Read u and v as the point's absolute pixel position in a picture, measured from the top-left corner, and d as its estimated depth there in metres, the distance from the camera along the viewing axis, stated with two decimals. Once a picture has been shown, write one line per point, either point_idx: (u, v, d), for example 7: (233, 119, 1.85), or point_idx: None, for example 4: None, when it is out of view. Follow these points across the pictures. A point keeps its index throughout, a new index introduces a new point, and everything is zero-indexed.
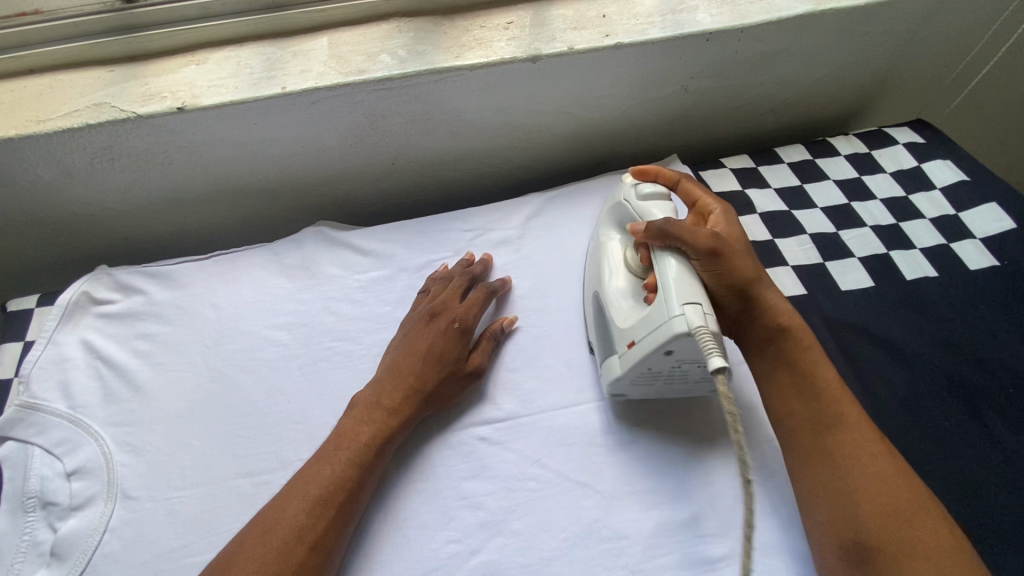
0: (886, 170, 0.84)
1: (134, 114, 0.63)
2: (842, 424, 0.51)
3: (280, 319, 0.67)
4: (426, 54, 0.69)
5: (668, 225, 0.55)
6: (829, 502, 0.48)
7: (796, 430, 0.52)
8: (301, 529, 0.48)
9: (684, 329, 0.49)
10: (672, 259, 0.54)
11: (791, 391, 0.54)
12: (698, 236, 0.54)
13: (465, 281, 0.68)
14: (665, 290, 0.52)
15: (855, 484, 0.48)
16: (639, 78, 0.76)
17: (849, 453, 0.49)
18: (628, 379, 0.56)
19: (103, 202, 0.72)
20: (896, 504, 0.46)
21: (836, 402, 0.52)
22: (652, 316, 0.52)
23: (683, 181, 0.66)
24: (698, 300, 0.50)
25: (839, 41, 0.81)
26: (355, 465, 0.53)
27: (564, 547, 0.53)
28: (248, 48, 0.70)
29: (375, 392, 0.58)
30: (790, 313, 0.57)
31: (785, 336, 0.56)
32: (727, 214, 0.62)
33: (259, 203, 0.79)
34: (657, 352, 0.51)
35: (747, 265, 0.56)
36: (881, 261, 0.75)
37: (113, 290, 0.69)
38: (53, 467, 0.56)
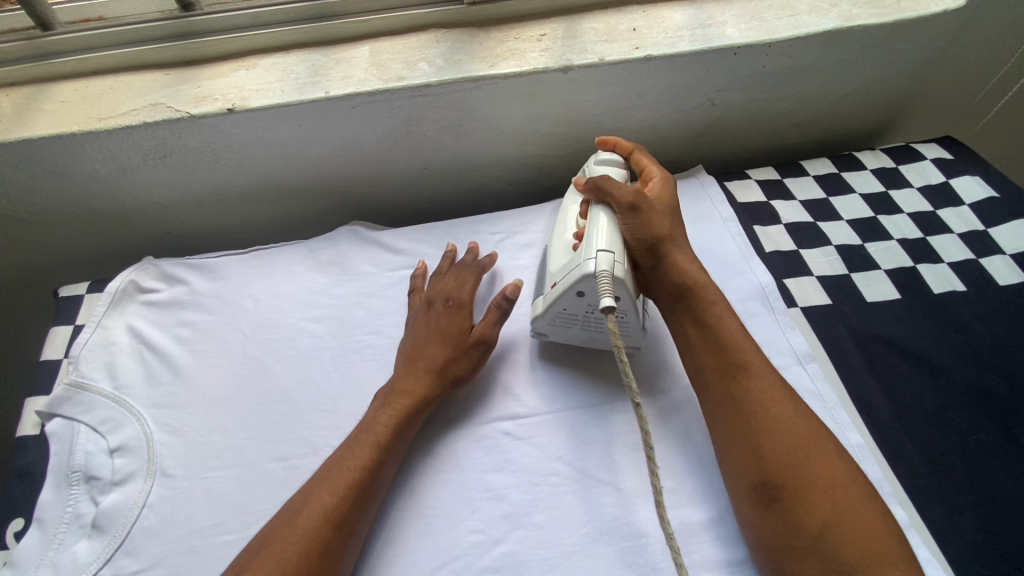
0: (913, 185, 0.84)
1: (188, 114, 0.67)
2: (743, 372, 0.54)
3: (315, 312, 0.70)
4: (462, 63, 0.72)
5: (601, 182, 0.64)
6: (739, 447, 0.51)
7: (707, 380, 0.56)
8: (326, 511, 0.50)
9: (592, 269, 0.57)
10: (602, 212, 0.62)
11: (699, 343, 0.58)
12: (622, 192, 0.63)
13: (453, 269, 0.70)
14: (591, 237, 0.60)
15: (758, 427, 0.51)
16: (667, 90, 0.78)
17: (752, 400, 0.53)
18: (547, 319, 0.63)
19: (152, 196, 0.76)
20: (792, 441, 0.50)
21: (740, 351, 0.55)
22: (571, 262, 0.60)
23: (638, 152, 0.72)
24: (612, 252, 0.58)
25: (867, 57, 0.82)
26: (377, 447, 0.55)
27: (585, 543, 0.54)
28: (294, 55, 0.74)
29: (392, 380, 0.61)
30: (697, 272, 0.61)
31: (694, 292, 0.60)
32: (664, 181, 0.67)
33: (297, 202, 0.82)
34: (570, 290, 0.59)
35: (659, 222, 0.63)
36: (907, 273, 0.74)
37: (158, 280, 0.72)
38: (97, 443, 0.59)
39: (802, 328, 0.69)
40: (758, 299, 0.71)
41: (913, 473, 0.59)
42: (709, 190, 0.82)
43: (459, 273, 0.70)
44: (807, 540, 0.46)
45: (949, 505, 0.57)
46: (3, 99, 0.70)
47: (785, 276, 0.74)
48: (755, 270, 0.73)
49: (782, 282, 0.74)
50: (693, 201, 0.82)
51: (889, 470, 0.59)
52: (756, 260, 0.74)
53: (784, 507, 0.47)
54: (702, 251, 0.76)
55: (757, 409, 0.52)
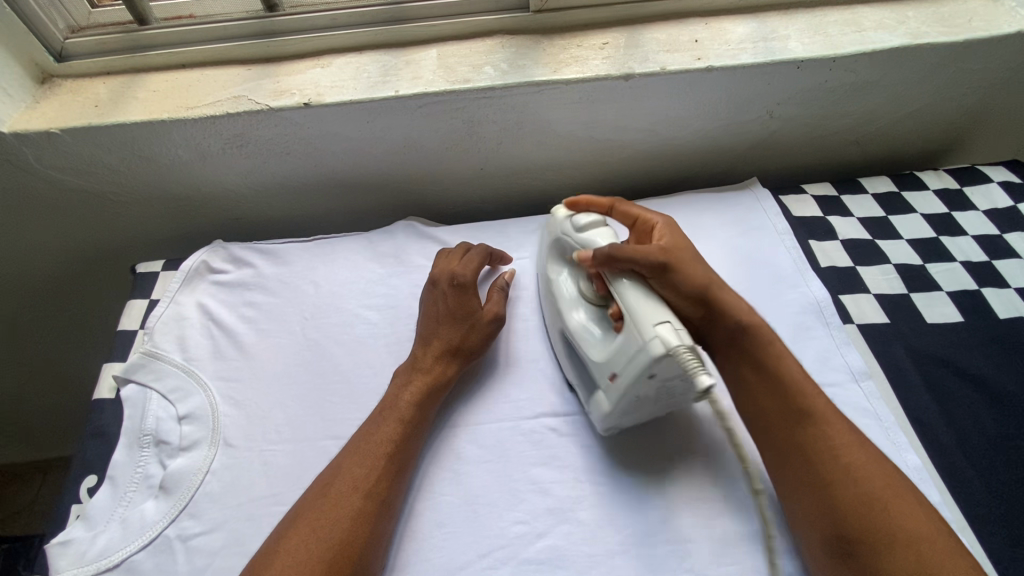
0: (978, 207, 0.82)
1: (267, 107, 0.71)
2: (811, 419, 0.53)
3: (372, 300, 0.72)
4: (526, 68, 0.74)
5: (613, 250, 0.57)
6: (808, 497, 0.51)
7: (768, 427, 0.55)
8: (356, 481, 0.53)
9: (662, 350, 0.50)
10: (630, 284, 0.56)
11: (759, 389, 0.56)
12: (648, 254, 0.58)
13: (458, 250, 0.72)
14: (631, 318, 0.53)
15: (829, 480, 0.50)
16: (725, 102, 0.79)
17: (822, 449, 0.52)
18: (618, 413, 0.56)
19: (224, 183, 0.81)
20: (871, 492, 0.49)
21: (804, 397, 0.54)
22: (626, 346, 0.53)
23: (618, 205, 0.69)
24: (668, 319, 0.52)
25: (935, 76, 0.80)
26: (401, 421, 0.58)
27: (631, 543, 0.54)
28: (366, 56, 0.77)
29: (411, 360, 0.64)
30: (749, 311, 0.59)
31: (749, 336, 0.58)
32: (669, 226, 0.65)
33: (357, 196, 0.86)
34: (640, 379, 0.52)
35: (695, 273, 0.59)
36: (971, 296, 0.72)
37: (227, 262, 0.76)
38: (167, 410, 0.62)
39: (857, 345, 0.68)
40: (813, 312, 0.70)
41: (973, 499, 0.57)
42: (763, 202, 0.82)
43: (463, 252, 0.72)
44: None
45: (1012, 535, 0.55)
46: (100, 86, 0.76)
47: (840, 292, 0.73)
48: (810, 284, 0.73)
49: (837, 298, 0.72)
50: (746, 213, 0.82)
51: (949, 496, 0.57)
52: (811, 274, 0.74)
53: (859, 562, 0.47)
54: (755, 262, 0.76)
55: (827, 459, 0.51)
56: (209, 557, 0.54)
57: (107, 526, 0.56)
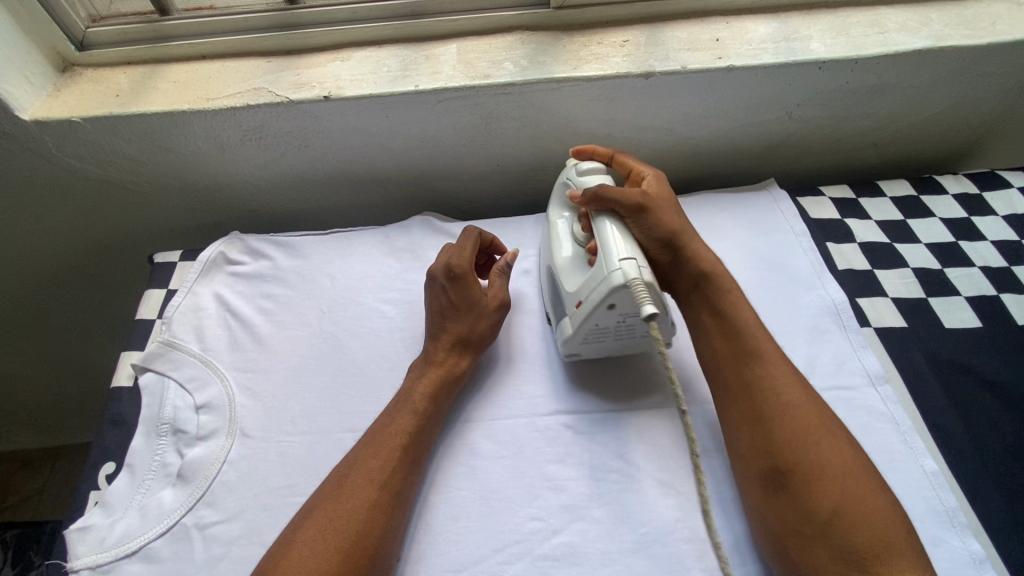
0: (998, 213, 0.81)
1: (287, 100, 0.71)
2: (756, 359, 0.56)
3: (388, 294, 0.72)
4: (546, 64, 0.74)
5: (600, 191, 0.61)
6: (749, 428, 0.54)
7: (719, 365, 0.58)
8: (371, 473, 0.54)
9: (621, 280, 0.54)
10: (609, 222, 0.60)
11: (714, 330, 0.60)
12: (626, 194, 0.61)
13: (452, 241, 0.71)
14: (604, 248, 0.57)
15: (767, 410, 0.53)
16: (744, 102, 0.79)
17: (764, 385, 0.54)
18: (578, 338, 0.61)
19: (241, 175, 0.81)
20: (804, 428, 0.51)
21: (750, 338, 0.57)
22: (592, 276, 0.58)
23: (618, 155, 0.72)
24: (633, 257, 0.55)
25: (957, 79, 0.80)
26: (415, 414, 0.59)
27: (645, 541, 0.54)
28: (386, 50, 0.77)
29: (422, 353, 0.64)
30: (711, 259, 0.63)
31: (710, 282, 0.62)
32: (657, 179, 0.68)
33: (373, 190, 0.86)
34: (601, 307, 0.56)
35: (669, 219, 0.63)
36: (990, 302, 0.72)
37: (244, 254, 0.76)
38: (184, 399, 0.63)
39: (875, 349, 0.67)
40: (830, 315, 0.70)
41: (990, 506, 0.57)
42: (781, 203, 0.82)
43: (458, 241, 0.70)
44: (816, 529, 0.47)
45: None
46: (121, 76, 0.76)
47: (858, 296, 0.73)
48: (828, 286, 0.72)
49: (855, 301, 0.72)
50: (764, 214, 0.81)
51: (966, 502, 0.57)
52: (828, 276, 0.73)
53: (791, 495, 0.49)
54: (773, 264, 0.75)
55: (770, 394, 0.54)
56: (226, 546, 0.54)
57: (124, 512, 0.56)
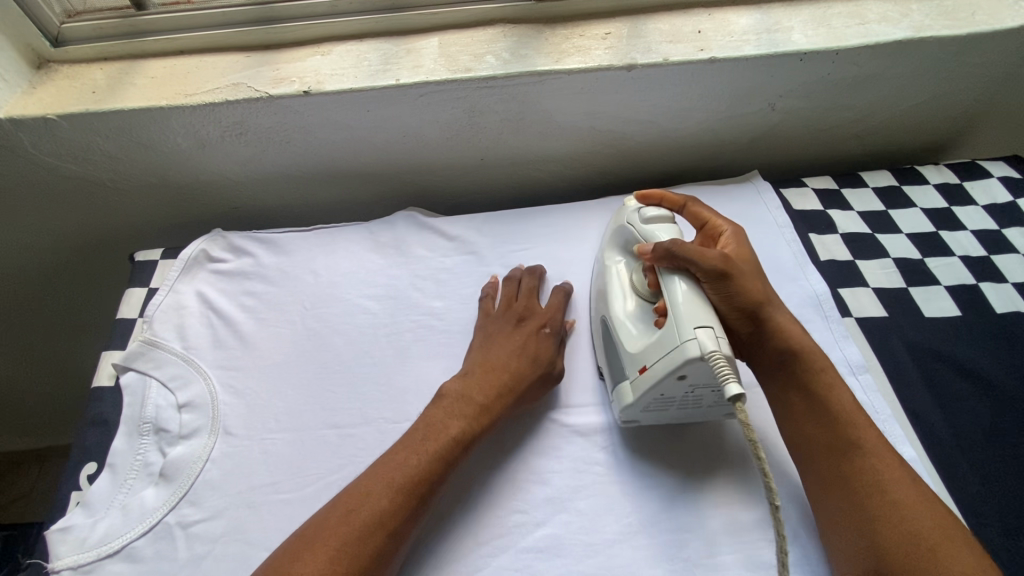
0: (978, 202, 0.82)
1: (267, 95, 0.71)
2: (858, 450, 0.51)
3: (372, 290, 0.72)
4: (528, 58, 0.73)
5: (673, 246, 0.56)
6: (851, 530, 0.49)
7: (812, 456, 0.54)
8: (382, 516, 0.50)
9: (698, 352, 0.50)
10: (680, 281, 0.56)
11: (806, 417, 0.55)
12: (707, 259, 0.56)
13: (536, 288, 0.70)
14: (676, 312, 0.54)
15: (874, 513, 0.48)
16: (727, 94, 0.79)
17: (868, 482, 0.50)
18: (641, 406, 0.56)
19: (224, 172, 0.80)
20: (916, 532, 0.47)
21: (855, 427, 0.53)
22: (662, 341, 0.54)
23: (690, 205, 0.66)
24: (709, 324, 0.52)
25: (938, 69, 0.80)
26: (443, 459, 0.54)
27: (628, 532, 0.55)
28: (366, 43, 0.77)
29: (466, 388, 0.60)
30: (800, 334, 0.57)
31: (802, 360, 0.56)
32: (737, 236, 0.62)
33: (357, 186, 0.85)
34: (669, 378, 0.53)
35: (752, 286, 0.57)
36: (969, 291, 0.73)
37: (226, 251, 0.76)
38: (166, 398, 0.62)
39: (855, 338, 0.68)
40: (811, 305, 0.70)
41: (968, 491, 0.57)
42: (764, 195, 0.82)
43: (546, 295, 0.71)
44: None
45: (1006, 527, 0.55)
46: (97, 72, 0.75)
47: (840, 286, 0.73)
48: (809, 277, 0.73)
49: (836, 292, 0.73)
50: (747, 205, 0.81)
51: (943, 486, 0.58)
52: (810, 267, 0.74)
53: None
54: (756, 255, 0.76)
55: (873, 492, 0.49)
56: (209, 544, 0.54)
57: (106, 512, 0.56)
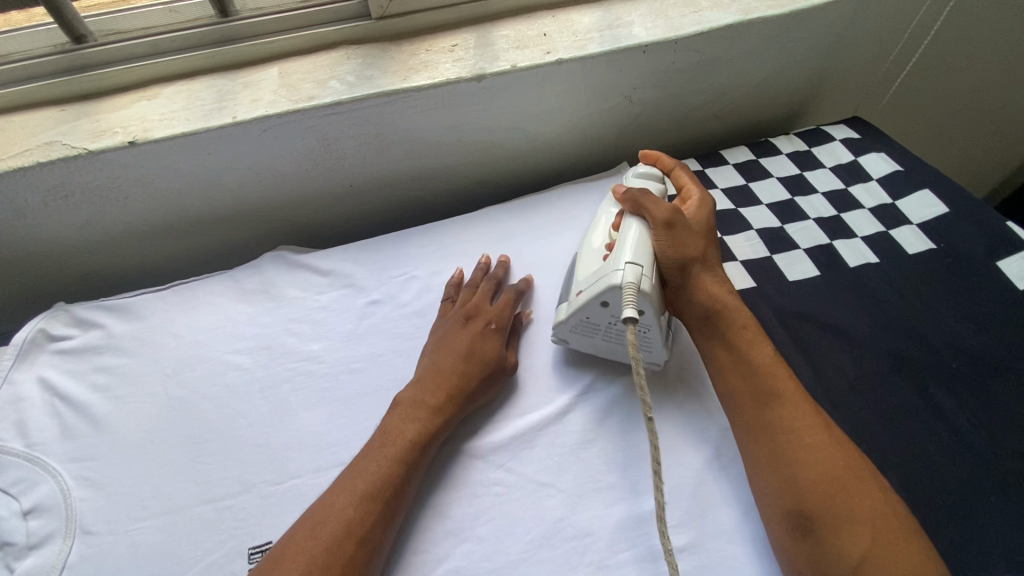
0: (826, 165, 0.88)
1: (85, 151, 0.64)
2: (777, 399, 0.54)
3: (242, 344, 0.67)
4: (374, 78, 0.71)
5: (642, 195, 0.64)
6: (772, 471, 0.51)
7: (740, 404, 0.56)
8: (349, 525, 0.48)
9: (618, 280, 0.56)
10: (635, 223, 0.62)
11: (730, 367, 0.57)
12: (663, 207, 0.63)
13: (492, 286, 0.70)
14: (621, 248, 0.59)
15: (794, 456, 0.50)
16: (583, 92, 0.80)
17: (788, 429, 0.52)
18: (568, 324, 0.62)
19: (60, 239, 0.73)
20: (830, 471, 0.49)
21: (772, 377, 0.55)
22: (599, 270, 0.60)
23: (678, 169, 0.73)
24: (640, 265, 0.57)
25: (772, 48, 0.85)
26: (402, 461, 0.53)
27: (531, 549, 0.54)
28: (198, 82, 0.72)
29: (417, 392, 0.59)
30: (724, 295, 0.61)
31: (727, 317, 0.60)
32: (704, 201, 0.69)
33: (221, 231, 0.80)
34: (593, 301, 0.59)
35: (691, 243, 0.62)
36: (825, 250, 0.78)
37: (71, 326, 0.69)
38: (9, 506, 0.55)
39: None
40: None
41: None
42: None
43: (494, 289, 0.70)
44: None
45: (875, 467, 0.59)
46: None
47: None
48: None
49: None
50: None
51: None
52: None
53: (820, 540, 0.47)
54: None
55: (789, 435, 0.52)
56: None
57: None
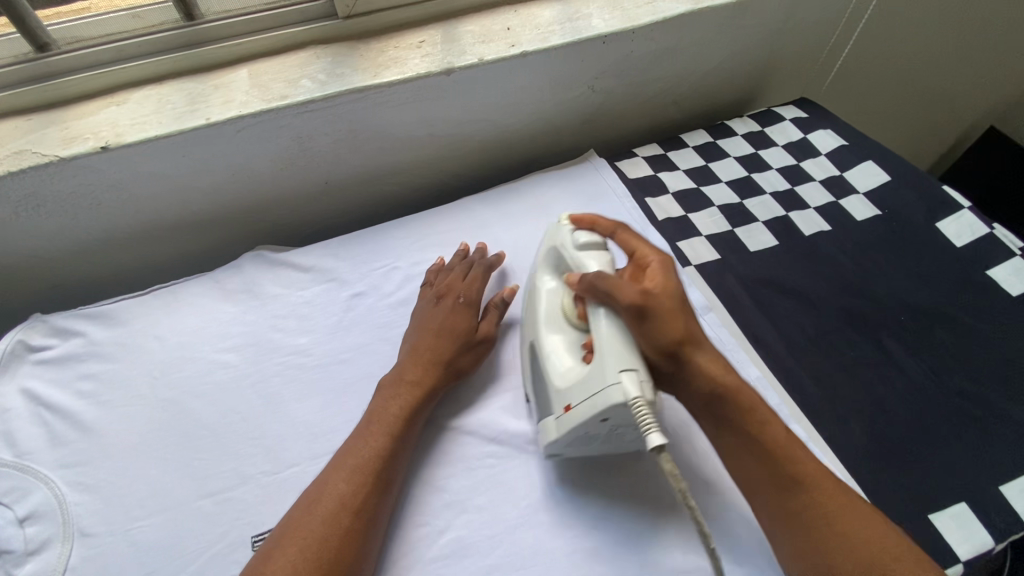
0: (778, 143, 0.94)
1: (57, 158, 0.64)
2: (801, 488, 0.49)
3: (228, 342, 0.68)
4: (345, 76, 0.72)
5: (597, 279, 0.55)
6: (805, 558, 0.48)
7: (763, 495, 0.51)
8: (343, 498, 0.50)
9: (621, 398, 0.47)
10: (602, 313, 0.54)
11: (742, 457, 0.52)
12: (624, 293, 0.53)
13: (465, 265, 0.73)
14: (603, 354, 0.51)
15: (829, 546, 0.47)
16: (548, 83, 0.83)
17: (820, 518, 0.48)
18: (564, 442, 0.54)
19: (32, 249, 0.72)
20: (871, 565, 0.45)
21: (795, 461, 0.50)
22: (590, 383, 0.51)
23: (622, 229, 0.62)
24: (634, 367, 0.49)
25: (722, 35, 0.90)
26: (390, 435, 0.56)
27: (527, 514, 0.56)
28: (167, 86, 0.72)
29: (397, 372, 0.62)
30: (724, 373, 0.53)
31: (728, 402, 0.52)
32: (665, 266, 0.56)
33: (197, 235, 0.80)
34: (595, 420, 0.50)
35: (671, 326, 0.52)
36: (782, 222, 0.83)
37: (49, 336, 0.68)
38: (3, 516, 0.55)
39: (698, 284, 0.75)
40: None
41: (806, 393, 0.66)
42: (602, 170, 0.88)
43: (467, 267, 0.72)
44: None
45: (839, 414, 0.64)
46: None
47: (678, 239, 0.80)
48: (650, 237, 0.80)
49: (676, 245, 0.80)
50: (589, 182, 0.87)
51: (786, 394, 0.66)
52: (650, 229, 0.81)
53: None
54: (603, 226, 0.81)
55: (824, 524, 0.48)
56: None
57: None
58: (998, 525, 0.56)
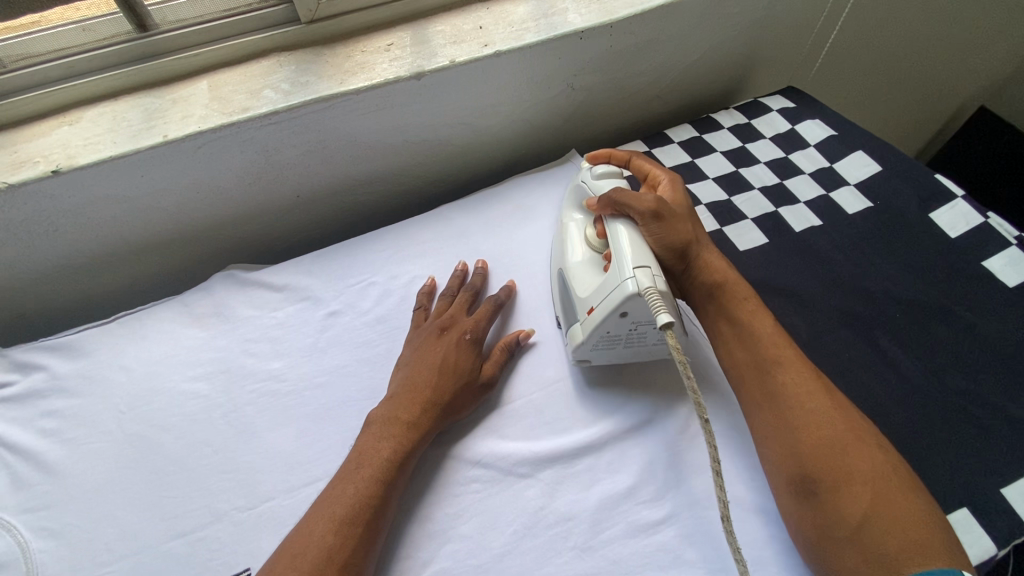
0: (765, 135, 0.91)
1: (5, 184, 0.60)
2: (779, 366, 0.54)
3: (198, 370, 0.65)
4: (310, 84, 0.69)
5: (615, 195, 0.61)
6: (773, 438, 0.52)
7: (743, 378, 0.56)
8: (329, 552, 0.47)
9: (635, 288, 0.52)
10: (622, 226, 0.59)
11: (734, 343, 0.58)
12: (642, 201, 0.60)
13: (471, 294, 0.69)
14: (621, 257, 0.56)
15: (794, 420, 0.51)
16: (525, 83, 0.80)
17: (789, 395, 0.53)
18: (589, 345, 0.58)
19: None
20: (833, 435, 0.50)
21: (776, 346, 0.56)
22: (607, 283, 0.56)
23: (636, 158, 0.73)
24: (648, 265, 0.54)
25: (704, 26, 0.87)
26: (379, 480, 0.53)
27: (514, 541, 0.54)
28: (123, 102, 0.68)
29: (391, 409, 0.58)
30: (726, 269, 0.62)
31: (726, 291, 0.61)
32: (673, 184, 0.68)
33: (166, 254, 0.77)
34: (613, 316, 0.54)
35: (681, 227, 0.61)
36: (772, 218, 0.80)
37: (11, 371, 0.65)
38: None
39: None
40: None
41: None
42: None
43: (470, 293, 0.69)
44: (844, 535, 0.45)
45: None
46: None
47: None
48: None
49: None
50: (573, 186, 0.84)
51: None
52: None
53: (821, 501, 0.47)
54: None
55: (794, 403, 0.52)
56: None
57: None
58: (1001, 532, 0.54)
